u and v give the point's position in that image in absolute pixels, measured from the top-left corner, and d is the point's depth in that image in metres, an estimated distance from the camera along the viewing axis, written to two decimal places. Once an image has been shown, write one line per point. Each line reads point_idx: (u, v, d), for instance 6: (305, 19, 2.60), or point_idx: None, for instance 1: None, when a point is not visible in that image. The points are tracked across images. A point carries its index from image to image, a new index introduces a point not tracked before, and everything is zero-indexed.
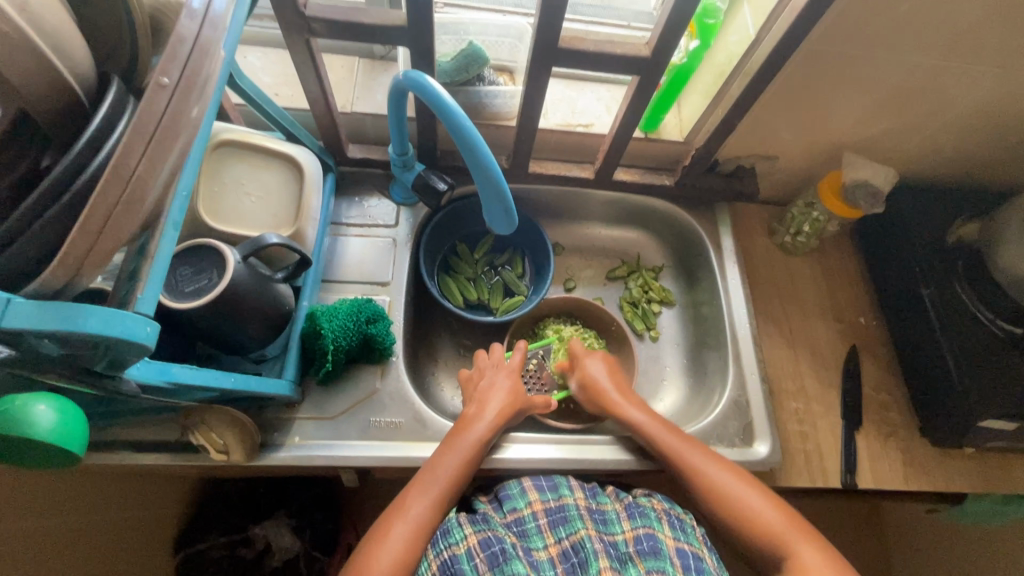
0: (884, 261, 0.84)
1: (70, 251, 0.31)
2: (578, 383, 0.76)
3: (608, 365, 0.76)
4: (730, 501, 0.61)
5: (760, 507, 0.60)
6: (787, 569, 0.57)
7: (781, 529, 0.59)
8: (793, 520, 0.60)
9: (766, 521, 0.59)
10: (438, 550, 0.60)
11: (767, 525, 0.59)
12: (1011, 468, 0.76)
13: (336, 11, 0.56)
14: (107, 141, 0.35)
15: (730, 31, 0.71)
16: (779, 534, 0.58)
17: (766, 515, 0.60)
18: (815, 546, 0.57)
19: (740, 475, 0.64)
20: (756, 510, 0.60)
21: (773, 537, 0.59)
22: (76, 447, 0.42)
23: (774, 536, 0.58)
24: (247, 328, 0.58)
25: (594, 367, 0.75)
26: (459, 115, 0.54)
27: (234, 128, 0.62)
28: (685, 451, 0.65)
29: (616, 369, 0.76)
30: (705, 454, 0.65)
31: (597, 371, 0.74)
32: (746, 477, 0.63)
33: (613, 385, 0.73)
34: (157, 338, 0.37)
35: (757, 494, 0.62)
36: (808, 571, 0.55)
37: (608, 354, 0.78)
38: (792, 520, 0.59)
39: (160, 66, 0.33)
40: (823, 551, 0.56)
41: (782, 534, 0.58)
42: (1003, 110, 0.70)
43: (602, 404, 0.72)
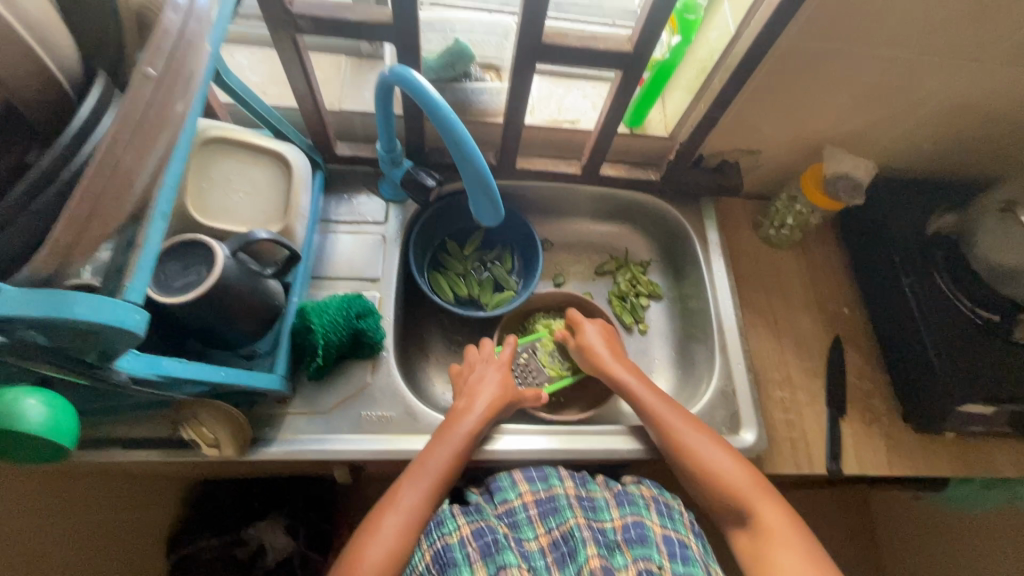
0: (866, 251, 0.86)
1: (58, 241, 0.31)
2: (576, 348, 0.77)
3: (604, 332, 0.77)
4: (704, 465, 0.63)
5: (736, 474, 0.62)
6: (752, 530, 0.59)
7: (748, 492, 0.60)
8: (761, 482, 0.61)
9: (742, 491, 0.61)
10: (432, 540, 0.60)
11: (738, 490, 0.61)
12: (992, 452, 0.77)
13: (321, 8, 0.57)
14: (94, 133, 0.36)
15: (710, 28, 0.72)
16: (747, 497, 0.60)
17: (736, 479, 0.61)
18: (781, 510, 0.59)
19: (717, 440, 0.65)
20: (728, 474, 0.62)
21: (742, 500, 0.60)
22: (66, 440, 0.42)
23: (743, 500, 0.60)
24: (238, 322, 0.59)
25: (590, 331, 0.77)
26: (444, 109, 0.54)
27: (220, 125, 0.62)
28: (665, 416, 0.66)
29: (612, 335, 0.79)
30: (685, 421, 0.66)
31: (592, 337, 0.76)
32: (722, 442, 0.65)
33: (609, 350, 0.75)
34: (146, 325, 0.38)
35: (730, 459, 0.63)
36: (774, 538, 0.58)
37: (606, 322, 0.80)
38: (760, 484, 0.61)
39: (145, 57, 0.34)
40: (795, 525, 0.59)
41: (751, 498, 0.60)
42: (977, 102, 0.72)
43: (596, 368, 0.74)
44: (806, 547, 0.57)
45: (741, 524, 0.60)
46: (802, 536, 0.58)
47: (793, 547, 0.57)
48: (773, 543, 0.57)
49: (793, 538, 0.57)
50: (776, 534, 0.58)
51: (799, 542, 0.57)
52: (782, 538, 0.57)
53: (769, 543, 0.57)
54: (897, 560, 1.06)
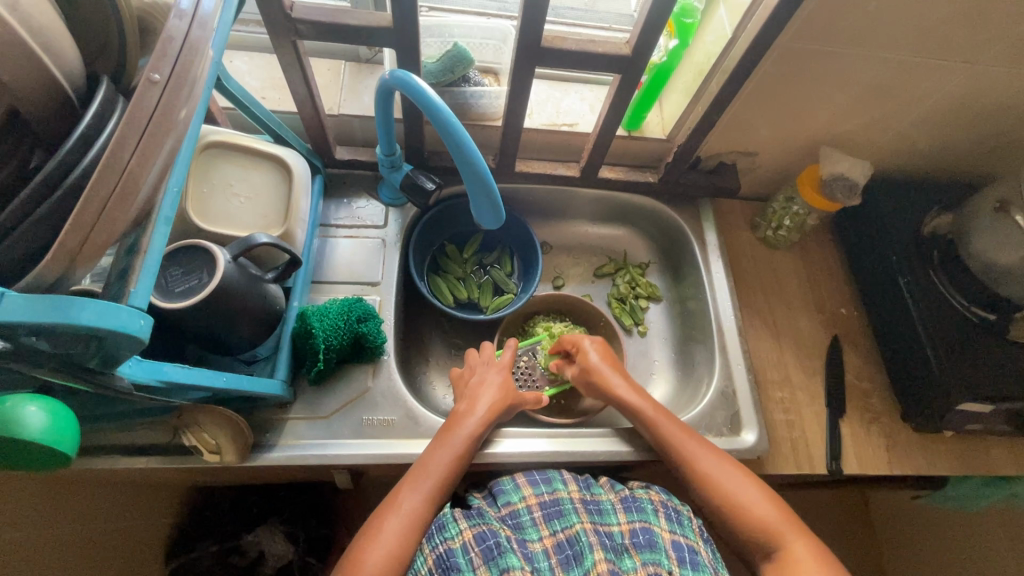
0: (862, 252, 0.86)
1: (63, 245, 0.31)
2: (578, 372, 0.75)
3: (606, 352, 0.76)
4: (731, 497, 0.62)
5: (754, 500, 0.62)
6: (779, 563, 0.59)
7: (777, 525, 0.60)
8: (788, 516, 0.61)
9: (762, 515, 0.61)
10: (434, 545, 0.60)
11: (767, 523, 0.61)
12: (990, 450, 0.78)
13: (322, 13, 0.57)
14: (98, 138, 0.36)
15: (707, 31, 0.72)
16: (775, 530, 0.60)
17: (765, 511, 0.61)
18: (809, 545, 0.59)
19: (744, 472, 0.65)
20: (756, 507, 0.62)
21: (771, 534, 0.60)
22: (67, 447, 0.42)
23: (773, 533, 0.60)
24: (238, 327, 0.58)
25: (592, 352, 0.75)
26: (446, 113, 0.55)
27: (221, 130, 0.63)
28: (689, 445, 0.66)
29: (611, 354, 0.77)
30: (710, 452, 0.66)
31: (597, 360, 0.74)
32: (750, 475, 0.65)
33: (612, 371, 0.74)
34: (151, 331, 0.38)
35: (758, 492, 0.63)
36: (794, 565, 0.58)
37: (598, 340, 0.78)
38: (787, 517, 0.61)
39: (150, 64, 0.34)
40: (813, 549, 0.59)
41: (779, 531, 0.60)
42: (971, 103, 0.73)
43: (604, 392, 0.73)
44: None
45: (769, 557, 0.60)
46: (831, 570, 0.57)
47: (813, 571, 0.57)
48: (799, 574, 0.57)
49: (820, 571, 0.57)
50: (804, 567, 0.57)
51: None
52: (810, 570, 0.57)
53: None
54: (896, 560, 1.07)
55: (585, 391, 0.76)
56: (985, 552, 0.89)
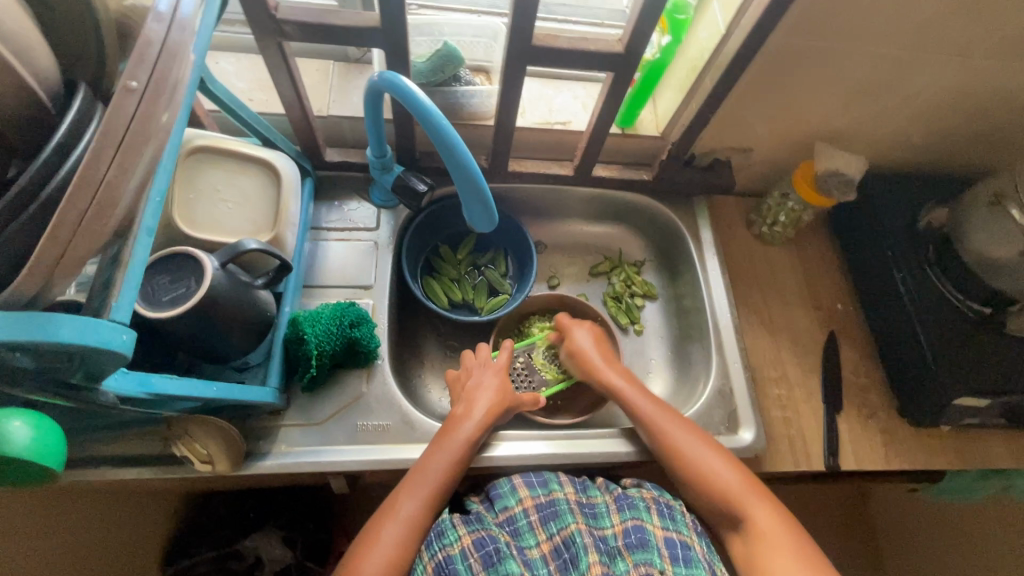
0: (857, 247, 0.86)
1: (39, 261, 0.30)
2: (567, 352, 0.77)
3: (595, 335, 0.77)
4: (698, 470, 0.62)
5: (724, 474, 0.62)
6: (745, 533, 0.59)
7: (741, 494, 0.60)
8: (754, 485, 0.61)
9: (729, 490, 0.61)
10: (432, 552, 0.59)
11: (732, 494, 0.61)
12: (987, 444, 0.78)
13: (308, 14, 0.56)
14: (75, 148, 0.34)
15: (700, 26, 0.71)
16: (740, 500, 0.60)
17: (730, 482, 0.61)
18: (775, 512, 0.59)
19: (711, 444, 0.64)
20: (721, 477, 0.62)
21: (737, 504, 0.60)
22: (53, 462, 0.41)
23: (737, 503, 0.60)
24: (229, 336, 0.57)
25: (582, 339, 0.76)
26: (435, 114, 0.54)
27: (207, 134, 0.61)
28: (658, 420, 0.66)
29: (603, 337, 0.78)
30: (677, 424, 0.66)
31: (582, 340, 0.76)
32: (717, 447, 0.64)
33: (599, 354, 0.74)
34: (134, 346, 0.37)
35: (724, 464, 0.63)
36: (763, 537, 0.57)
37: (594, 324, 0.79)
38: (753, 486, 0.61)
39: (127, 70, 0.33)
40: (782, 520, 0.58)
41: (744, 501, 0.60)
42: (965, 97, 0.72)
43: (587, 371, 0.74)
44: (797, 547, 0.56)
45: (737, 528, 0.60)
46: (795, 537, 0.57)
47: (781, 543, 0.56)
48: (763, 544, 0.57)
49: (784, 540, 0.57)
50: (769, 537, 0.57)
51: (789, 541, 0.56)
52: (773, 540, 0.57)
53: (761, 546, 0.57)
54: (896, 556, 1.06)
55: (577, 374, 0.77)
56: (984, 544, 0.89)
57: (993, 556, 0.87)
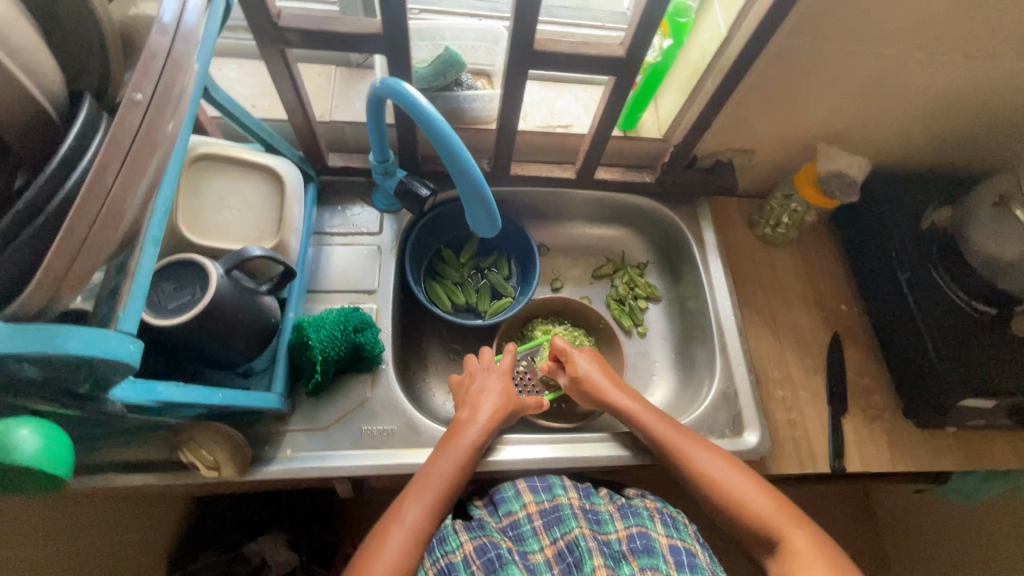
0: (861, 248, 0.86)
1: (48, 272, 0.30)
2: (569, 379, 0.75)
3: (596, 359, 0.76)
4: (727, 492, 0.62)
5: (756, 497, 0.61)
6: (780, 556, 0.59)
7: (776, 518, 0.60)
8: (786, 506, 0.61)
9: (763, 512, 0.60)
10: (436, 558, 0.60)
11: (766, 518, 0.60)
12: (993, 445, 0.78)
13: (310, 21, 0.56)
14: (81, 160, 0.35)
15: (702, 28, 0.71)
16: (775, 523, 0.60)
17: (762, 505, 0.61)
18: (810, 536, 0.58)
19: (738, 467, 0.64)
20: (753, 501, 0.61)
21: (771, 527, 0.60)
22: (63, 470, 0.42)
23: (772, 525, 0.60)
24: (234, 343, 0.58)
25: (583, 363, 0.75)
26: (438, 120, 0.54)
27: (211, 142, 0.62)
28: (680, 443, 0.66)
29: (602, 361, 0.77)
30: (701, 447, 0.65)
31: (587, 367, 0.74)
32: (743, 470, 0.64)
33: (605, 378, 0.73)
34: (140, 356, 0.37)
35: (754, 485, 0.62)
36: (801, 560, 0.57)
37: (591, 349, 0.78)
38: (783, 506, 0.61)
39: (133, 82, 0.33)
40: (818, 542, 0.58)
41: (779, 524, 0.60)
42: (968, 98, 0.72)
43: (595, 397, 0.72)
44: (837, 571, 0.56)
45: (773, 552, 0.60)
46: (833, 560, 0.57)
47: (819, 566, 0.56)
48: (804, 569, 0.56)
49: (823, 563, 0.56)
50: (808, 560, 0.57)
51: (827, 565, 0.56)
52: (813, 564, 0.56)
53: (801, 570, 0.56)
54: (903, 558, 1.06)
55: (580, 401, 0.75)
56: (989, 545, 0.89)
57: (998, 558, 0.87)
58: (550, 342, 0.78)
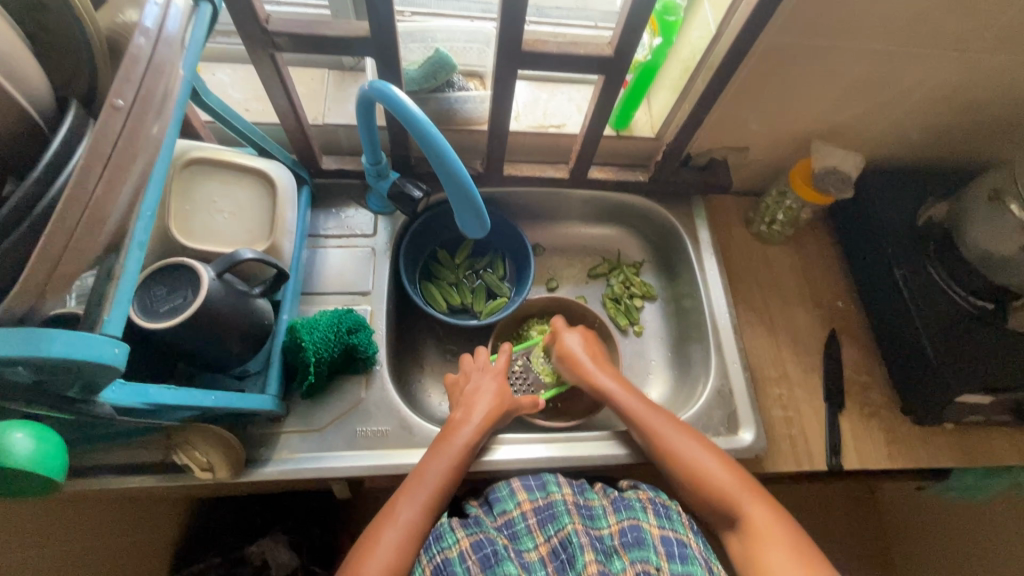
0: (857, 244, 0.86)
1: (30, 277, 0.31)
2: (557, 356, 0.77)
3: (584, 338, 0.77)
4: (692, 469, 0.62)
5: (718, 472, 0.62)
6: (741, 531, 0.59)
7: (737, 493, 0.60)
8: (748, 483, 0.61)
9: (725, 487, 0.61)
10: (431, 555, 0.59)
11: (728, 492, 0.60)
12: (992, 442, 0.77)
13: (298, 24, 0.56)
14: (66, 166, 0.35)
15: (692, 27, 0.71)
16: (736, 499, 0.60)
17: (724, 479, 0.61)
18: (770, 510, 0.59)
19: (706, 444, 0.64)
20: (716, 476, 0.61)
21: (731, 502, 0.60)
22: (56, 473, 0.42)
23: (731, 500, 0.60)
24: (227, 345, 0.58)
25: (572, 342, 0.76)
26: (423, 122, 0.54)
27: (204, 146, 0.62)
28: (650, 422, 0.66)
29: (592, 340, 0.78)
30: (671, 424, 0.66)
31: (573, 343, 0.76)
32: (712, 447, 0.64)
33: (589, 357, 0.74)
34: (127, 358, 0.38)
35: (719, 463, 0.62)
36: (760, 534, 0.57)
37: (587, 329, 0.79)
38: (747, 484, 0.61)
39: (114, 88, 0.33)
40: (779, 517, 0.58)
41: (739, 499, 0.60)
42: (961, 92, 0.72)
43: (576, 371, 0.74)
44: (795, 544, 0.56)
45: (733, 526, 0.60)
46: (791, 535, 0.57)
47: (779, 542, 0.56)
48: (760, 543, 0.57)
49: (781, 536, 0.56)
50: (765, 534, 0.57)
51: (788, 542, 0.56)
52: (770, 538, 0.56)
53: (758, 544, 0.57)
54: (906, 556, 1.06)
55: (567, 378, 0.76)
56: (993, 543, 0.88)
57: (1001, 555, 0.86)
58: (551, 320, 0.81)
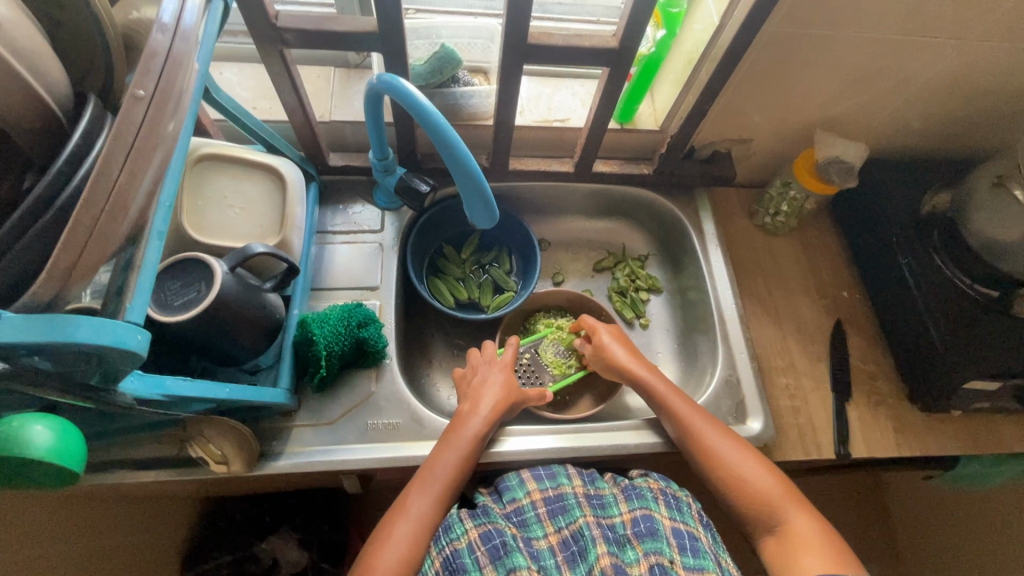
0: (861, 233, 0.86)
1: (56, 265, 0.31)
2: (593, 353, 0.76)
3: (620, 336, 0.77)
4: (733, 474, 0.63)
5: (761, 478, 0.62)
6: (779, 536, 0.59)
7: (779, 499, 0.60)
8: (789, 490, 0.61)
9: (765, 492, 0.61)
10: (441, 547, 0.60)
11: (768, 497, 0.61)
12: (999, 427, 0.77)
13: (307, 21, 0.57)
14: (87, 157, 0.36)
15: (695, 19, 0.72)
16: (777, 505, 0.60)
17: (766, 485, 0.61)
18: (811, 518, 0.59)
19: (747, 450, 0.64)
20: (758, 482, 0.62)
21: (771, 509, 0.60)
22: (75, 465, 0.43)
23: (771, 506, 0.60)
24: (240, 339, 0.59)
25: (608, 338, 0.76)
26: (434, 114, 0.55)
27: (214, 143, 0.63)
28: (692, 426, 0.66)
29: (627, 338, 0.78)
30: (714, 430, 0.65)
31: (611, 342, 0.75)
32: (755, 454, 0.64)
33: (627, 357, 0.74)
34: (148, 346, 0.38)
35: (759, 468, 0.63)
36: (802, 543, 0.57)
37: (615, 325, 0.79)
38: (790, 492, 0.61)
39: (135, 81, 0.34)
40: (821, 527, 0.58)
41: (781, 504, 0.60)
42: (965, 79, 0.72)
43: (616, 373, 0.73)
44: (836, 555, 0.56)
45: (768, 530, 0.60)
46: (832, 544, 0.57)
47: (821, 552, 0.56)
48: (800, 550, 0.57)
49: (822, 546, 0.57)
50: (807, 543, 0.57)
51: (828, 552, 0.56)
52: (809, 545, 0.57)
53: (798, 550, 0.57)
54: (914, 545, 1.06)
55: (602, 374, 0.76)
56: (1000, 529, 0.88)
57: (1009, 540, 0.86)
58: (581, 317, 0.80)
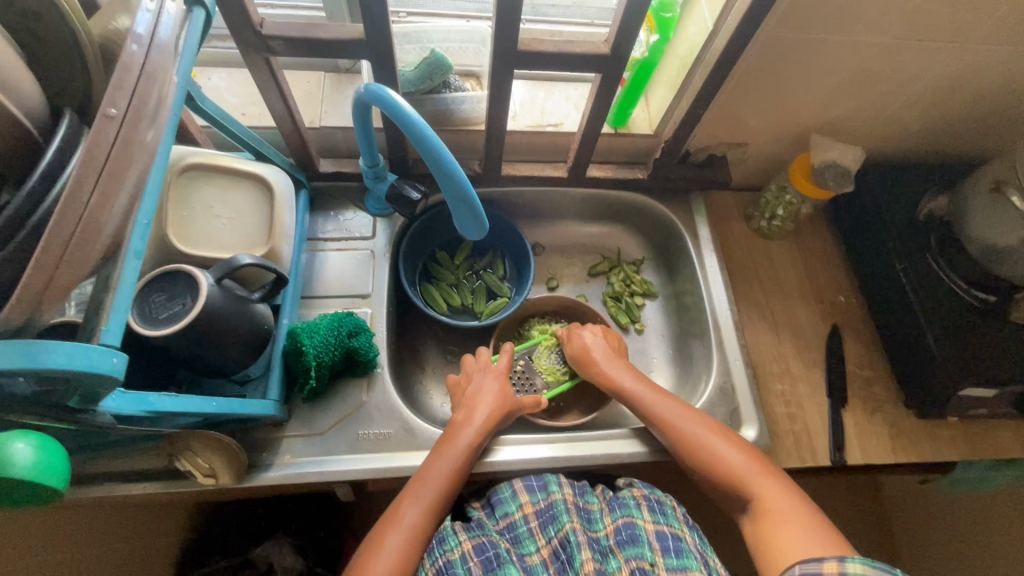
0: (857, 237, 0.85)
1: (27, 289, 0.31)
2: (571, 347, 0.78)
3: (602, 333, 0.77)
4: (702, 450, 0.63)
5: (730, 453, 0.62)
6: (754, 512, 0.58)
7: (748, 474, 0.60)
8: (761, 465, 0.61)
9: (734, 467, 0.61)
10: (434, 558, 0.60)
11: (737, 471, 0.60)
12: (996, 434, 0.77)
13: (293, 29, 0.56)
14: (60, 177, 0.35)
15: (688, 23, 0.71)
16: (747, 480, 0.60)
17: (735, 460, 0.61)
18: (783, 489, 0.58)
19: (717, 427, 0.65)
20: (728, 457, 0.61)
21: (742, 483, 0.60)
22: (57, 481, 0.42)
23: (741, 480, 0.60)
24: (228, 351, 0.58)
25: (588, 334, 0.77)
26: (419, 123, 0.54)
27: (200, 151, 0.62)
28: (661, 409, 0.67)
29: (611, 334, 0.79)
30: (683, 411, 0.66)
31: (591, 338, 0.76)
32: (727, 433, 0.64)
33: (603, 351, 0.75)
34: (126, 367, 0.37)
35: (729, 444, 0.63)
36: (773, 516, 0.56)
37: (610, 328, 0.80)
38: (762, 466, 0.60)
39: (107, 98, 0.33)
40: (794, 496, 0.57)
41: (750, 478, 0.60)
42: (961, 83, 0.71)
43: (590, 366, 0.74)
44: (810, 522, 0.55)
45: (746, 509, 0.59)
46: (807, 513, 0.56)
47: (794, 522, 0.55)
48: (773, 523, 0.56)
49: (795, 515, 0.55)
50: (780, 514, 0.56)
51: (802, 521, 0.55)
52: (782, 516, 0.56)
53: (771, 524, 0.56)
54: (911, 547, 1.05)
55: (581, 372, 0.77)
56: (998, 534, 0.88)
57: (1006, 545, 0.86)
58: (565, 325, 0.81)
